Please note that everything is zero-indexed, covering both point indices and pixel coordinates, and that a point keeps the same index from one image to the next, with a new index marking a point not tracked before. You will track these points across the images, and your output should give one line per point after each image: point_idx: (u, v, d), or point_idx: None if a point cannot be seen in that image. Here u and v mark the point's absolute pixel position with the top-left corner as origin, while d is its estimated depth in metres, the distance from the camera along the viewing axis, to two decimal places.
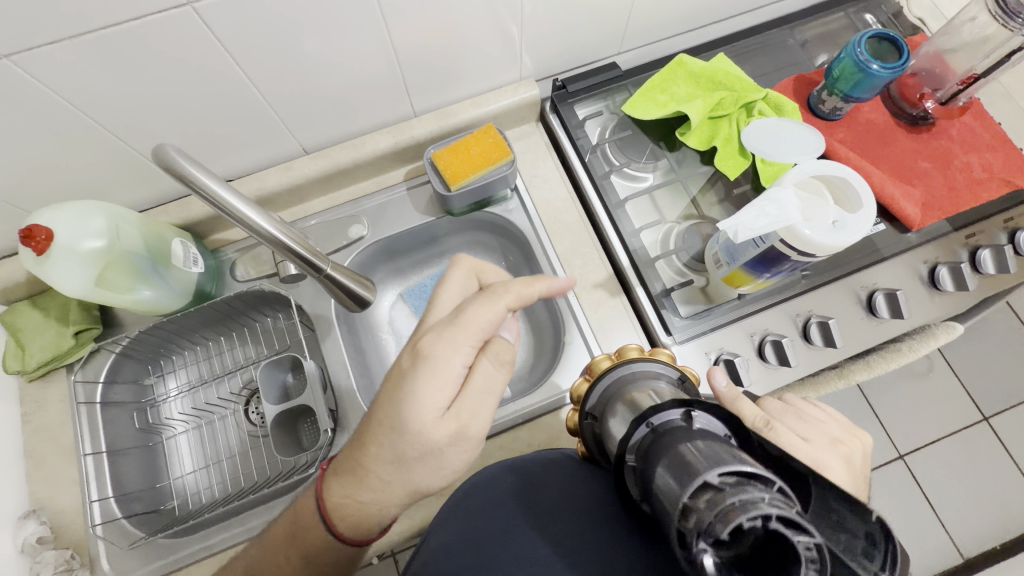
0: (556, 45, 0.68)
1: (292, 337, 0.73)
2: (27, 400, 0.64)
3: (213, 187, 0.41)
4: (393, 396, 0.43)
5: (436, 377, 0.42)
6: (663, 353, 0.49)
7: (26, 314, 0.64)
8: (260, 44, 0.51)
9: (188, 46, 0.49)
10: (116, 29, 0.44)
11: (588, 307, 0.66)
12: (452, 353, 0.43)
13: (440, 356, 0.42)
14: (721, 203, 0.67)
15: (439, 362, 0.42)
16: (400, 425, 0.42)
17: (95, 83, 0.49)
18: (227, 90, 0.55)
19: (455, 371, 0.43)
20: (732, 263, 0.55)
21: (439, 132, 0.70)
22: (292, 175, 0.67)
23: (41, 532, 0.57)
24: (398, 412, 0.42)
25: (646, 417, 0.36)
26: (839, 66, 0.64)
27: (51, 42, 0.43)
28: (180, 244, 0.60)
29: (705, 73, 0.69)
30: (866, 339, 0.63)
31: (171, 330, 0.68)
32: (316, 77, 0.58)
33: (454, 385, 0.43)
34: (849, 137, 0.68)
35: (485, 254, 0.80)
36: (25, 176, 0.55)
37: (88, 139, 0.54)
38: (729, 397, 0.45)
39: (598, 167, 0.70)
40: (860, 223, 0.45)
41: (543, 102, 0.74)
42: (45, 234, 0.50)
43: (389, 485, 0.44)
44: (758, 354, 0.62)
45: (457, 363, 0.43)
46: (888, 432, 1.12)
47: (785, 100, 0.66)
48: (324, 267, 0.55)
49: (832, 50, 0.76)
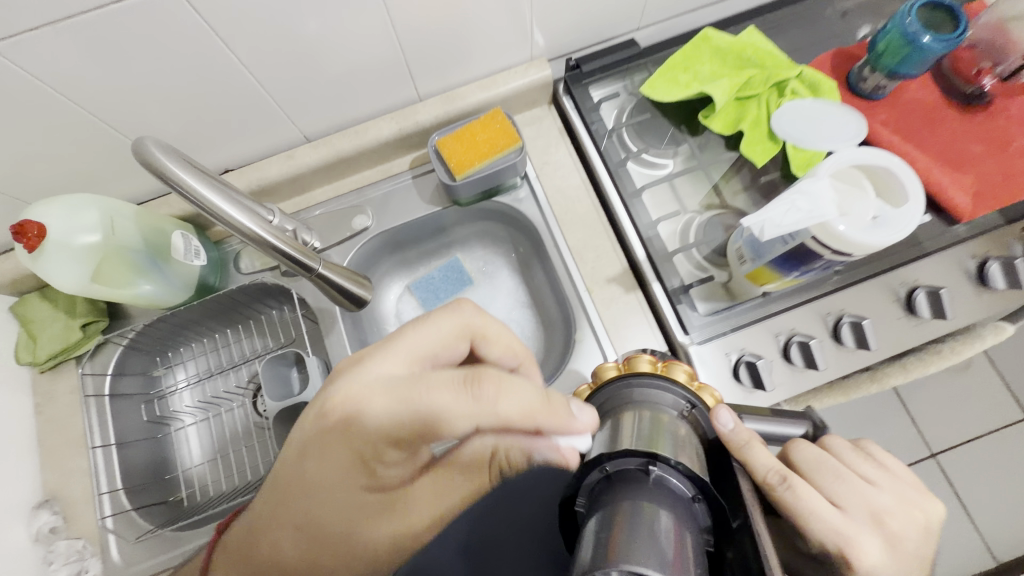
0: (569, 21, 0.63)
1: (297, 330, 0.71)
2: (39, 391, 0.64)
3: (190, 183, 0.40)
4: (298, 490, 0.41)
5: (341, 471, 0.40)
6: (679, 372, 0.43)
7: (34, 305, 0.64)
8: (250, 26, 0.48)
9: (176, 30, 0.46)
10: (98, 13, 0.42)
11: (600, 303, 0.63)
12: (366, 450, 0.40)
13: (348, 452, 0.40)
14: (746, 191, 0.62)
15: (347, 458, 0.40)
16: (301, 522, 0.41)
17: (83, 71, 0.47)
18: (221, 75, 0.53)
19: (373, 470, 0.40)
20: (756, 259, 0.51)
21: (445, 118, 0.66)
22: (293, 164, 0.65)
23: (54, 521, 0.58)
24: (301, 504, 0.41)
25: (600, 461, 0.35)
26: (884, 40, 0.58)
27: (33, 28, 0.41)
28: (181, 236, 0.58)
29: (732, 50, 0.64)
30: (903, 340, 0.58)
31: (176, 323, 0.67)
32: (313, 59, 0.55)
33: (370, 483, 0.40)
34: (892, 118, 0.61)
35: (495, 245, 0.77)
36: (23, 167, 0.54)
37: (82, 129, 0.53)
38: (731, 445, 0.39)
39: (614, 154, 0.66)
40: (906, 218, 0.41)
41: (556, 84, 0.70)
42: (36, 230, 0.49)
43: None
44: (782, 356, 0.57)
45: (375, 461, 0.40)
46: (921, 430, 1.06)
47: (822, 78, 0.61)
48: (315, 265, 0.52)
49: (876, 21, 0.69)
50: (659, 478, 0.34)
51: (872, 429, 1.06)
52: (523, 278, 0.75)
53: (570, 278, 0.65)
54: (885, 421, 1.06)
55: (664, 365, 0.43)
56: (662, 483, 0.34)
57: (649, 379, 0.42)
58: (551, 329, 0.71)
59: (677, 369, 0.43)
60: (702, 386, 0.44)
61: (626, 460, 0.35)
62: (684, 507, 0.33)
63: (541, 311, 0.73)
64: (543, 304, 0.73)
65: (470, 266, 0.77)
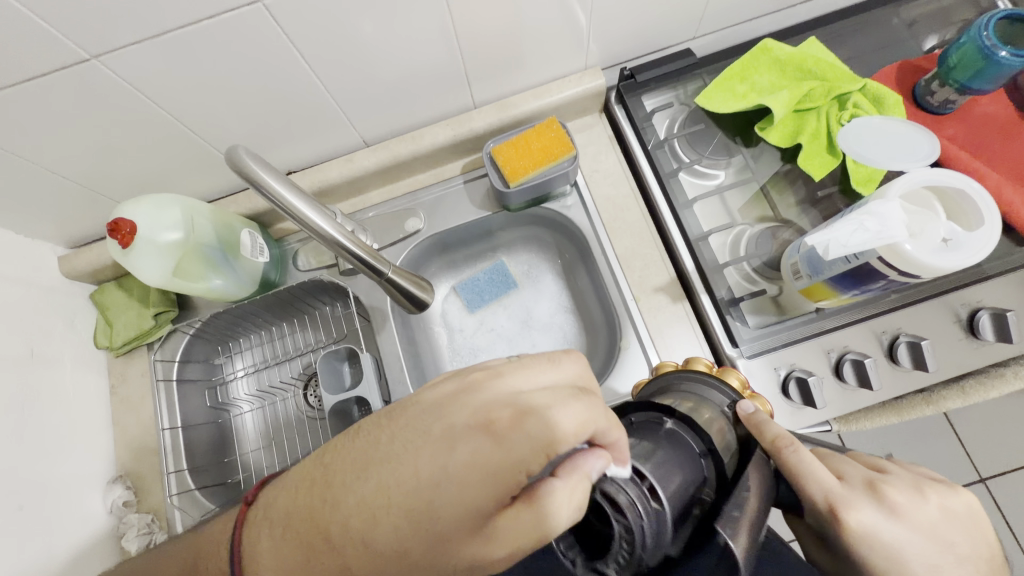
0: (625, 31, 0.63)
1: (349, 326, 0.74)
2: (114, 373, 0.69)
3: (277, 189, 0.44)
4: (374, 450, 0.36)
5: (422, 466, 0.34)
6: (732, 377, 0.50)
7: (113, 293, 0.69)
8: (323, 37, 0.51)
9: (259, 42, 0.49)
10: (192, 28, 0.45)
11: (647, 312, 0.63)
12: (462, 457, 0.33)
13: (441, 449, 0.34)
14: (801, 205, 0.62)
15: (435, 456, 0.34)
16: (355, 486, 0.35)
17: (171, 80, 0.50)
18: (294, 84, 0.56)
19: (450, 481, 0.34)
20: (813, 276, 0.50)
21: (499, 125, 0.68)
22: (352, 168, 0.68)
23: (127, 496, 0.63)
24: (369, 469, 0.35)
25: (626, 413, 0.42)
26: (958, 53, 0.56)
27: (133, 42, 0.45)
28: (248, 234, 0.63)
29: (792, 61, 0.63)
30: (962, 363, 0.57)
31: (238, 316, 0.71)
32: (376, 67, 0.57)
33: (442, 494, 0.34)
34: (960, 134, 0.60)
35: (540, 250, 0.79)
36: (112, 165, 0.58)
37: (165, 132, 0.56)
38: (750, 423, 0.43)
39: (665, 164, 0.66)
40: (979, 242, 0.41)
41: (608, 92, 0.71)
42: (129, 228, 0.54)
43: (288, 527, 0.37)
44: (834, 373, 0.56)
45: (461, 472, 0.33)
46: (970, 453, 1.02)
47: (886, 92, 0.60)
48: (385, 270, 0.57)
49: (943, 31, 0.67)
50: (673, 428, 0.39)
51: (917, 449, 1.03)
52: (567, 284, 0.77)
53: (617, 287, 0.65)
54: (932, 441, 1.02)
55: (718, 369, 0.51)
56: (675, 434, 0.39)
57: (697, 374, 0.49)
58: (594, 335, 0.72)
59: (730, 375, 0.50)
60: (751, 394, 0.49)
61: (649, 412, 0.41)
62: (691, 457, 0.37)
63: (584, 316, 0.74)
64: (587, 310, 0.74)
65: (515, 269, 0.78)
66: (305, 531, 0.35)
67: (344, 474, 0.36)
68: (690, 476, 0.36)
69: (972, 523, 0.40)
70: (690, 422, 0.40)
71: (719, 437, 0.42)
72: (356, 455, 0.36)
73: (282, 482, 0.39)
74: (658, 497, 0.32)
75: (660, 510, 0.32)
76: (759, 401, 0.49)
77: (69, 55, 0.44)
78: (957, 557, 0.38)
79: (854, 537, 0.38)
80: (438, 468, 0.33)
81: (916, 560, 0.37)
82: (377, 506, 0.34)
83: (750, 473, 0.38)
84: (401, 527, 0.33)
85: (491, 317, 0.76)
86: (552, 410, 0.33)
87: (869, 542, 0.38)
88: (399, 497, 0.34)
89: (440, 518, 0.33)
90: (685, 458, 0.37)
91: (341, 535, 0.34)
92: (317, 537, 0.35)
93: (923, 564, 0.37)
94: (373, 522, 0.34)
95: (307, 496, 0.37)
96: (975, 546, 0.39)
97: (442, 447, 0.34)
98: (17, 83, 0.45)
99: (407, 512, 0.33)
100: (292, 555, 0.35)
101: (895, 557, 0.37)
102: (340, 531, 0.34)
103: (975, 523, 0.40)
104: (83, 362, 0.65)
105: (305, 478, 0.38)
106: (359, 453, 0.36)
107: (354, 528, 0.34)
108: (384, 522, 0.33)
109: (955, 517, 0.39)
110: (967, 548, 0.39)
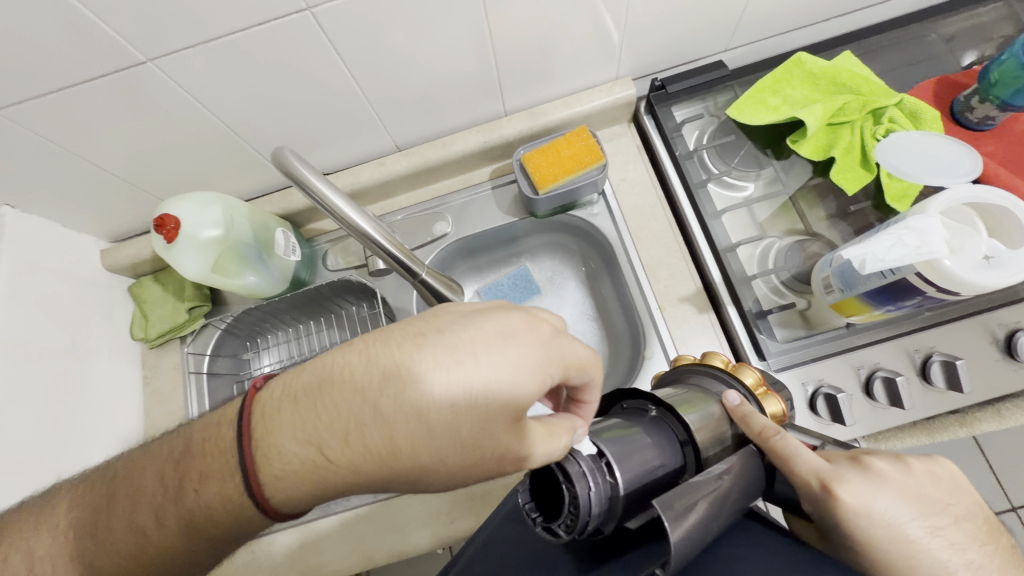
0: (658, 42, 0.64)
1: (374, 326, 0.75)
2: (147, 364, 0.71)
3: (317, 187, 0.46)
4: (413, 339, 0.35)
5: (467, 354, 0.34)
6: (748, 373, 0.46)
7: (150, 287, 0.71)
8: (364, 44, 0.52)
9: (304, 48, 0.51)
10: (241, 33, 0.47)
11: (672, 321, 0.63)
12: (508, 352, 0.34)
13: (487, 342, 0.35)
14: (832, 219, 0.61)
15: (482, 346, 0.35)
16: (393, 366, 0.34)
17: (218, 84, 0.52)
18: (333, 89, 0.57)
19: (498, 368, 0.34)
20: (846, 290, 0.50)
21: (528, 132, 0.69)
22: (384, 171, 0.69)
23: None
24: (410, 351, 0.35)
25: (621, 399, 0.44)
26: (998, 69, 0.55)
27: (187, 47, 0.47)
28: (282, 233, 0.65)
29: (826, 74, 0.63)
30: (999, 384, 0.56)
31: (268, 312, 0.72)
32: (413, 74, 0.59)
33: (485, 383, 0.34)
34: (999, 151, 0.60)
35: (565, 257, 0.79)
36: (156, 164, 0.60)
37: (209, 133, 0.59)
38: (736, 416, 0.41)
39: (694, 174, 0.66)
40: (1023, 261, 0.40)
41: (638, 102, 0.71)
42: (173, 223, 0.56)
43: (305, 410, 0.34)
44: (863, 390, 0.56)
45: (509, 362, 0.34)
46: (1000, 480, 0.99)
47: (924, 106, 0.59)
48: (419, 272, 0.58)
49: (983, 47, 0.66)
50: (657, 416, 0.40)
51: None
52: (590, 292, 0.77)
53: (642, 296, 0.65)
54: (960, 466, 0.99)
55: (734, 365, 0.47)
56: (657, 421, 0.39)
57: (709, 369, 0.47)
58: (617, 343, 0.72)
59: (746, 371, 0.46)
60: (766, 393, 0.44)
61: (640, 400, 0.42)
62: (671, 444, 0.38)
63: (607, 324, 0.74)
64: (611, 318, 0.74)
65: (539, 275, 0.79)
66: (338, 410, 0.34)
67: (379, 364, 0.35)
68: (663, 462, 0.36)
69: (959, 486, 0.38)
70: (675, 410, 0.40)
71: (707, 431, 0.39)
72: (399, 344, 0.35)
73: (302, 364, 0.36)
74: (612, 472, 0.33)
75: (613, 485, 0.33)
76: (774, 401, 0.44)
77: (126, 59, 0.46)
78: (950, 519, 0.36)
79: (853, 518, 0.34)
80: (486, 368, 0.34)
81: (909, 527, 0.35)
82: (430, 387, 0.34)
83: (732, 460, 0.35)
84: (449, 414, 0.34)
85: None
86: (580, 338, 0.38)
87: (867, 519, 0.35)
88: (453, 383, 0.34)
89: (492, 406, 0.34)
90: (662, 443, 0.37)
91: (384, 410, 0.34)
92: (353, 417, 0.34)
93: (918, 531, 0.35)
94: (422, 405, 0.34)
95: (343, 375, 0.35)
96: (964, 504, 0.37)
97: (497, 340, 0.35)
98: (76, 84, 0.47)
99: (460, 396, 0.34)
100: (320, 433, 0.34)
101: (892, 530, 0.35)
102: (383, 409, 0.34)
103: (961, 485, 0.38)
104: (119, 353, 0.67)
105: (332, 362, 0.35)
106: (402, 342, 0.35)
107: (398, 407, 0.34)
108: (435, 405, 0.34)
109: (942, 481, 0.38)
110: (958, 509, 0.37)
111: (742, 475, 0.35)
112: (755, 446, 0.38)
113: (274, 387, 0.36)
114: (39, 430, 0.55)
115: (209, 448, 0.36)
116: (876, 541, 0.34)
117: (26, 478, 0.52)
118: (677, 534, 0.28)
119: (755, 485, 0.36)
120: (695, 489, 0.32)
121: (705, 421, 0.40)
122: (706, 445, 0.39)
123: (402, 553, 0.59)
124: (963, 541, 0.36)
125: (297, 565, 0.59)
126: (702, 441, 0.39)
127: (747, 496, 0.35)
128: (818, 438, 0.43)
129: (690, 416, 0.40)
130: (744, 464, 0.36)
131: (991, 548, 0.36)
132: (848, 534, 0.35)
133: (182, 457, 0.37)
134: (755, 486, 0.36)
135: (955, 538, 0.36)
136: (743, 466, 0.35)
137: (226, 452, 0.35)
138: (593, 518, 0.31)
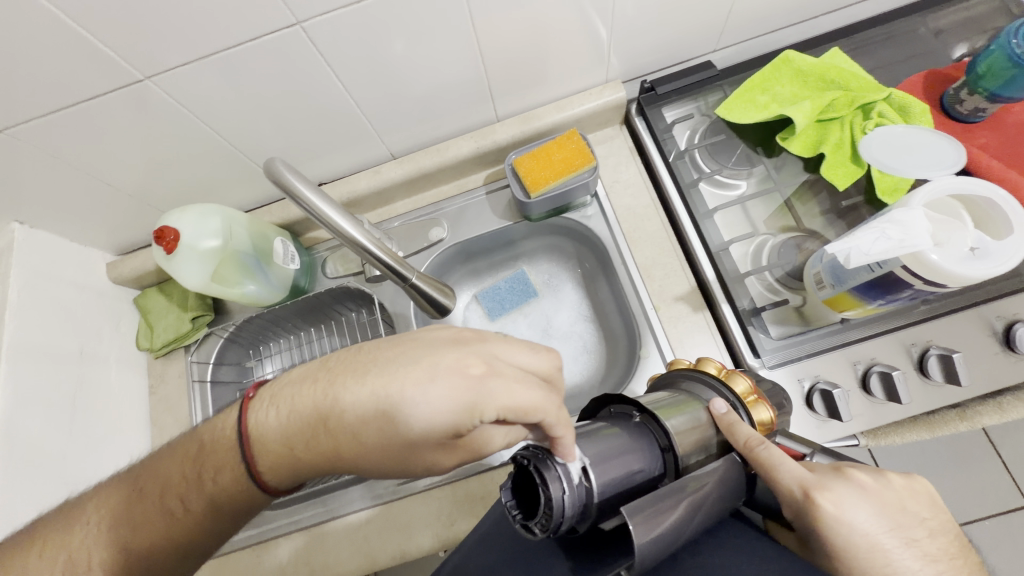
0: (648, 43, 0.65)
1: (373, 332, 0.76)
2: (153, 374, 0.72)
3: (305, 194, 0.47)
4: (372, 359, 0.38)
5: (406, 371, 0.36)
6: (739, 380, 0.45)
7: (154, 297, 0.72)
8: (358, 54, 0.53)
9: (298, 62, 0.52)
10: (235, 49, 0.49)
11: (667, 321, 0.63)
12: (439, 378, 0.35)
13: (415, 372, 0.36)
14: (824, 215, 0.62)
15: (414, 374, 0.35)
16: (351, 387, 0.37)
17: (216, 100, 0.54)
18: (329, 101, 0.59)
19: (425, 389, 0.35)
20: (837, 286, 0.50)
21: (521, 137, 0.70)
22: (380, 179, 0.71)
23: None
24: (361, 372, 0.37)
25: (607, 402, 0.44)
26: (987, 61, 0.56)
27: (183, 63, 0.48)
28: (280, 243, 0.67)
29: (814, 71, 0.63)
30: (1000, 376, 0.55)
31: (269, 321, 0.74)
32: (406, 84, 0.60)
33: (412, 409, 0.35)
34: (993, 143, 0.59)
35: (560, 259, 0.80)
36: (157, 177, 0.62)
37: (210, 147, 0.60)
38: (721, 424, 0.40)
39: (686, 174, 0.66)
40: (1007, 250, 0.41)
41: (629, 104, 0.72)
42: (173, 234, 0.58)
43: (285, 419, 0.38)
44: (861, 386, 0.55)
45: (434, 387, 0.35)
46: (1016, 479, 0.97)
47: (913, 100, 0.59)
48: (410, 275, 0.58)
49: (975, 39, 0.66)
50: (641, 422, 0.40)
51: (956, 471, 0.98)
52: (587, 294, 0.78)
53: (638, 296, 0.65)
54: (970, 462, 0.98)
55: (725, 372, 0.47)
56: (642, 427, 0.40)
57: (698, 374, 0.47)
58: (614, 343, 0.73)
59: (737, 378, 0.45)
60: (756, 401, 0.44)
61: (627, 405, 0.42)
62: (652, 449, 0.38)
63: (604, 324, 0.75)
64: (608, 320, 0.74)
65: (536, 278, 0.80)
66: (303, 427, 0.37)
67: (348, 382, 0.37)
68: (642, 466, 0.37)
69: (936, 503, 0.39)
70: (658, 416, 0.40)
71: (691, 436, 0.39)
72: (358, 369, 0.37)
73: (289, 372, 0.40)
74: (588, 477, 0.34)
75: (589, 490, 0.34)
76: (763, 409, 0.43)
77: (125, 76, 0.48)
78: (926, 532, 0.37)
79: (833, 527, 0.35)
80: (418, 392, 0.35)
81: (885, 538, 0.35)
82: (364, 417, 0.36)
83: (716, 462, 0.36)
84: (375, 417, 0.35)
85: (511, 325, 0.77)
86: (515, 386, 0.37)
87: (846, 527, 0.35)
88: (384, 414, 0.35)
89: (415, 433, 0.35)
90: (643, 447, 0.38)
91: (333, 430, 0.36)
92: (314, 431, 0.37)
93: (892, 541, 0.36)
94: (359, 433, 0.36)
95: (311, 389, 0.38)
96: (940, 520, 0.38)
97: (427, 376, 0.35)
98: (78, 103, 0.49)
99: (385, 426, 0.35)
100: (293, 437, 0.37)
101: (870, 539, 0.35)
102: (335, 426, 0.36)
103: (937, 502, 0.39)
104: (126, 363, 0.69)
105: (307, 374, 0.39)
106: (360, 364, 0.38)
107: (342, 424, 0.36)
108: (369, 432, 0.36)
109: (920, 496, 0.38)
110: (934, 523, 0.38)
111: (723, 476, 0.36)
112: (738, 454, 0.39)
113: (270, 389, 0.40)
114: (51, 436, 0.56)
115: (219, 479, 0.38)
116: (852, 549, 0.35)
117: (36, 482, 0.53)
118: (646, 536, 0.30)
119: (735, 491, 0.37)
120: (675, 493, 0.32)
121: (690, 425, 0.40)
122: (689, 451, 0.39)
123: (408, 555, 0.59)
124: (936, 553, 0.36)
125: (302, 569, 0.59)
126: (684, 447, 0.39)
127: (727, 501, 0.36)
128: (806, 446, 0.41)
129: (673, 421, 0.39)
130: (726, 470, 0.36)
131: (961, 562, 0.36)
132: (828, 541, 0.35)
133: (194, 456, 0.40)
134: (736, 492, 0.37)
135: (930, 550, 0.36)
136: (720, 477, 0.36)
137: (227, 443, 0.39)
138: (566, 519, 0.32)
